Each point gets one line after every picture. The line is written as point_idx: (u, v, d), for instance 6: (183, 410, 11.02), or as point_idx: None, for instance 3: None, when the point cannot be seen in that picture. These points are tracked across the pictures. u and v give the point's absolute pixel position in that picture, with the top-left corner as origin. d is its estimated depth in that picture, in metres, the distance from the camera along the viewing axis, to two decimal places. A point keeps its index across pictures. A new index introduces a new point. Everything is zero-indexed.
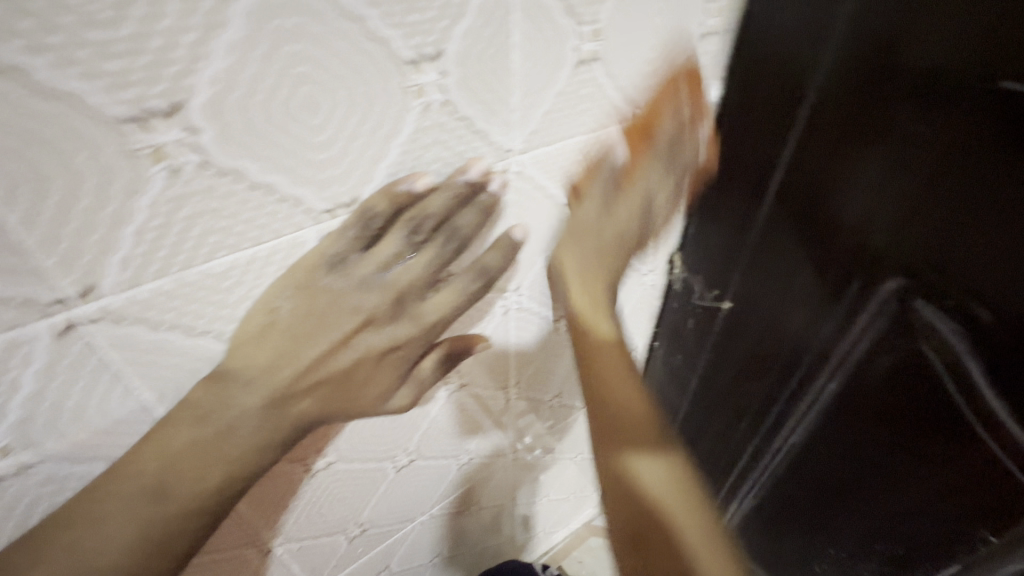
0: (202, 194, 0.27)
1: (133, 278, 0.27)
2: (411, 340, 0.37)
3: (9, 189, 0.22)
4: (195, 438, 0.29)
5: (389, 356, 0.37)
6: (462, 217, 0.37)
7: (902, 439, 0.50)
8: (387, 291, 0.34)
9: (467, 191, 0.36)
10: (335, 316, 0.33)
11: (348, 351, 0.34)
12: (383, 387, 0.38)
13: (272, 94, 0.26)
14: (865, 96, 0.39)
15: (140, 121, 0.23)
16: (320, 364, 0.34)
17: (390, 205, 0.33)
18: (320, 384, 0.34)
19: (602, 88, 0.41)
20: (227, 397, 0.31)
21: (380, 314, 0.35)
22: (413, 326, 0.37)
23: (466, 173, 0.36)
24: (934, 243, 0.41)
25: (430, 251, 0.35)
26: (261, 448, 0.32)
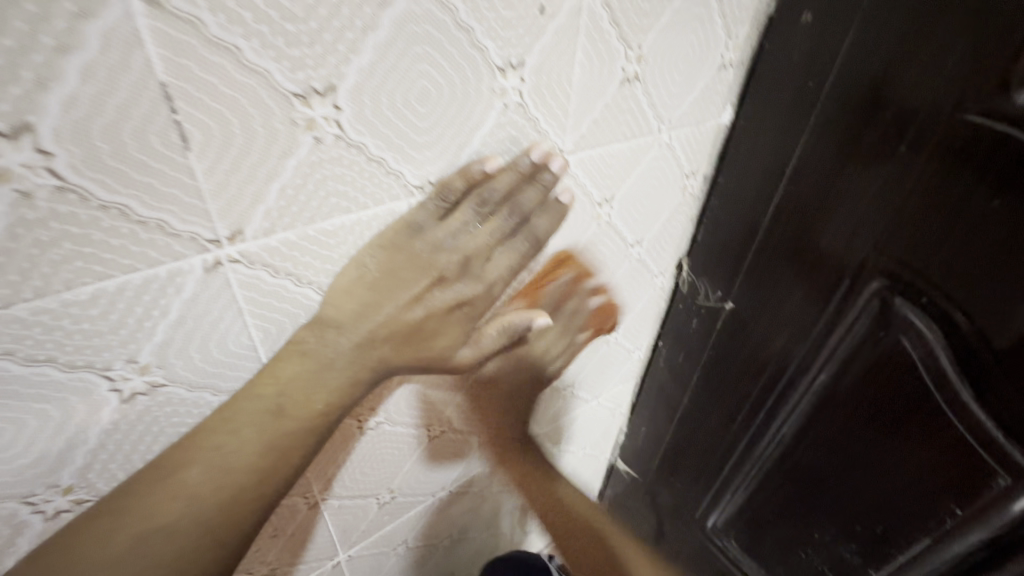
0: (331, 163, 0.33)
1: (269, 227, 0.32)
2: (476, 298, 0.44)
3: (206, 141, 0.27)
4: (299, 370, 0.36)
5: (454, 313, 0.44)
6: (525, 196, 0.42)
7: (882, 425, 0.57)
8: (454, 254, 0.41)
9: (529, 172, 0.42)
10: (416, 275, 0.40)
11: (419, 307, 0.41)
12: (449, 343, 0.45)
13: (397, 85, 0.32)
14: (858, 121, 0.47)
15: (304, 97, 0.29)
16: (401, 314, 0.41)
17: (464, 184, 0.39)
18: (398, 333, 0.41)
19: (640, 104, 0.49)
20: (329, 338, 0.38)
21: (448, 274, 0.41)
22: (476, 285, 0.44)
23: (528, 155, 0.41)
24: (911, 250, 0.47)
25: (495, 222, 0.41)
26: (352, 382, 0.39)
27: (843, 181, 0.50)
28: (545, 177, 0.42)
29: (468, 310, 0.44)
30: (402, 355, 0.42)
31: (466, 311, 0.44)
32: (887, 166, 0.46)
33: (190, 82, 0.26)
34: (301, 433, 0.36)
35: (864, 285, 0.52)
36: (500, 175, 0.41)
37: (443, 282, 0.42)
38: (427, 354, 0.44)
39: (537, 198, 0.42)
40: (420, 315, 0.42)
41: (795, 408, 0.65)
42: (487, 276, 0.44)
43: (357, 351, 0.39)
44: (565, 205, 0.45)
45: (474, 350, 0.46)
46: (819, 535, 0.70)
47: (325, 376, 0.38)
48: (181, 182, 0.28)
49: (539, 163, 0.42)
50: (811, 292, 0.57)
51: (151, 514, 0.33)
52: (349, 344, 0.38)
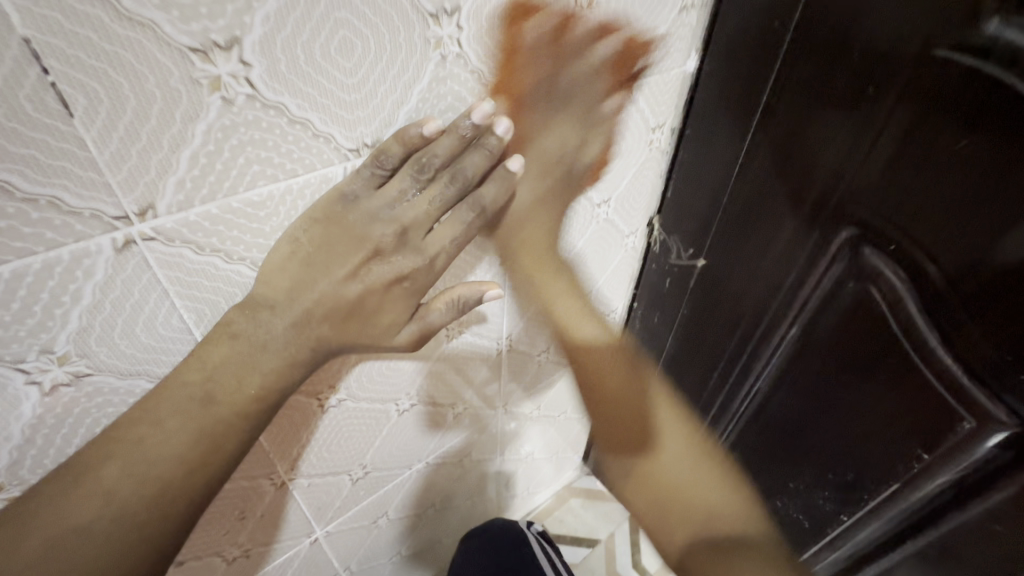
0: (248, 126, 0.30)
1: (185, 201, 0.30)
2: (417, 272, 0.38)
3: (92, 106, 0.25)
4: (230, 354, 0.33)
5: (395, 288, 0.38)
6: (468, 160, 0.37)
7: (853, 375, 0.57)
8: (390, 225, 0.36)
9: (473, 134, 0.37)
10: (350, 243, 0.35)
11: (355, 283, 0.36)
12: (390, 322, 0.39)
13: (314, 36, 0.29)
14: (827, 61, 0.44)
15: (203, 52, 0.26)
16: (334, 291, 0.35)
17: (402, 150, 0.35)
18: (337, 312, 0.36)
19: (595, 51, 0.46)
20: (259, 321, 0.34)
21: (385, 247, 0.36)
22: (416, 257, 0.38)
23: (470, 117, 0.36)
24: (880, 197, 0.46)
25: (437, 188, 0.37)
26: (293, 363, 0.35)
27: (811, 127, 0.48)
28: (489, 140, 0.38)
29: (409, 285, 0.38)
30: (343, 335, 0.37)
31: (404, 285, 0.38)
32: (855, 110, 0.44)
33: (60, 36, 0.23)
34: (232, 427, 0.33)
35: (834, 235, 0.51)
36: (439, 139, 0.36)
37: (377, 255, 0.36)
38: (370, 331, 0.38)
39: (483, 162, 0.38)
40: (357, 291, 0.36)
41: (769, 363, 0.65)
42: (430, 249, 0.38)
43: (291, 332, 0.34)
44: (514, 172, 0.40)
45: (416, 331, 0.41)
46: (794, 484, 0.71)
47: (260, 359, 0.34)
48: (70, 153, 0.25)
49: (482, 125, 0.37)
50: (783, 247, 0.56)
51: (57, 521, 0.29)
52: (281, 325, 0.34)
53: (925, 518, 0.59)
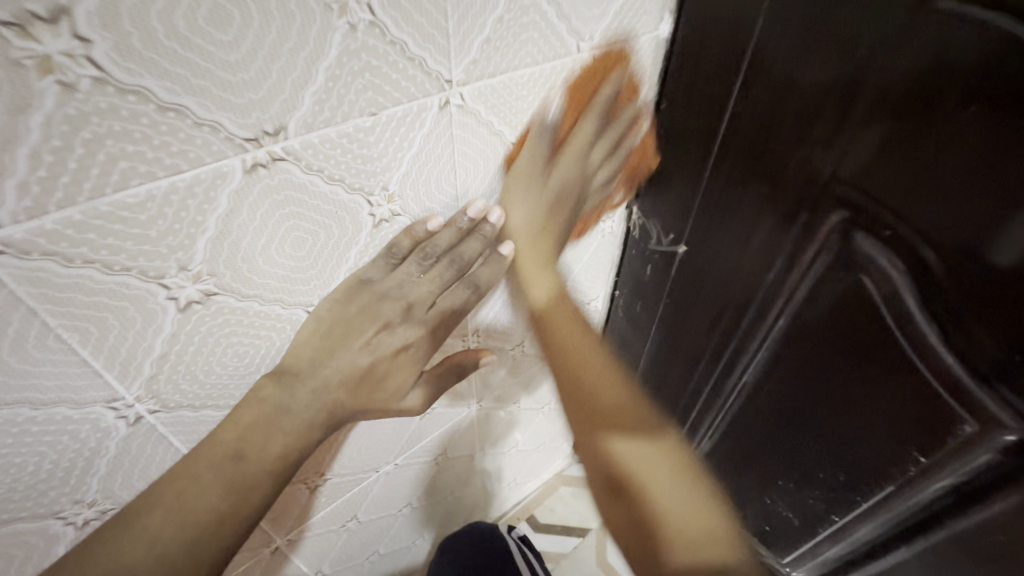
0: (104, 117, 0.25)
1: (35, 208, 0.25)
2: (420, 341, 0.45)
3: None
4: (258, 416, 0.39)
5: (402, 355, 0.45)
6: (465, 247, 0.45)
7: (844, 371, 0.52)
8: (398, 302, 0.43)
9: (470, 226, 0.45)
10: (359, 317, 0.42)
11: (366, 353, 0.43)
12: (399, 390, 0.46)
13: (172, 3, 0.24)
14: (812, 20, 0.38)
15: (19, 27, 0.21)
16: (351, 359, 0.42)
17: (410, 241, 0.43)
18: (349, 379, 0.42)
19: (546, 16, 0.40)
20: (287, 388, 0.40)
21: (392, 320, 0.43)
22: (419, 328, 0.45)
23: (467, 212, 0.45)
24: (872, 176, 0.40)
25: (437, 272, 0.44)
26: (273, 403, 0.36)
27: (796, 97, 0.42)
28: (485, 228, 0.46)
29: (413, 352, 0.45)
30: (354, 401, 0.43)
31: (408, 354, 0.45)
32: (845, 76, 0.38)
33: None
34: (263, 479, 0.38)
35: (823, 219, 0.46)
36: (441, 233, 0.44)
37: (387, 329, 0.43)
38: (382, 397, 0.45)
39: (478, 247, 0.45)
40: (370, 357, 0.43)
41: (756, 355, 0.61)
42: (429, 322, 0.45)
43: (311, 398, 0.41)
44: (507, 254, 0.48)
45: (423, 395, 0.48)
46: (784, 481, 0.67)
47: (292, 415, 0.40)
48: None
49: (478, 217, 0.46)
50: (768, 233, 0.51)
51: None
52: (308, 389, 0.41)
53: (925, 522, 0.55)
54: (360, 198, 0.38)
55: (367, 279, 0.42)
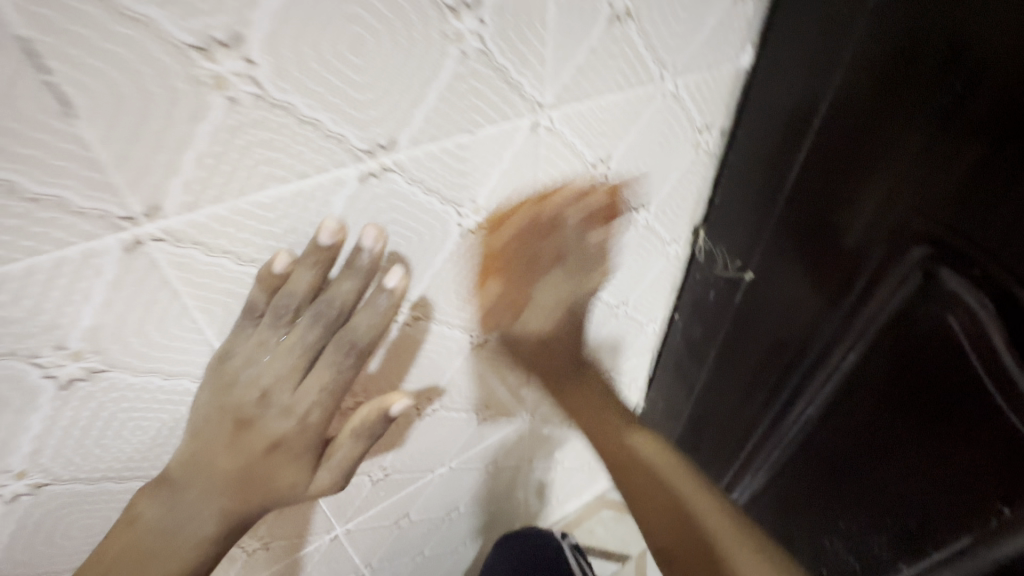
0: (255, 127, 0.29)
1: (192, 202, 0.29)
2: (288, 436, 0.39)
3: (93, 106, 0.24)
4: (131, 541, 0.35)
5: (274, 449, 0.38)
6: (338, 287, 0.36)
7: (922, 412, 0.50)
8: (252, 386, 0.37)
9: (328, 255, 0.35)
10: (218, 415, 0.37)
11: (228, 452, 0.37)
12: (294, 480, 0.40)
13: (321, 34, 0.28)
14: (898, 53, 0.39)
15: (205, 50, 0.25)
16: (212, 459, 0.37)
17: (265, 291, 0.35)
18: (229, 480, 0.37)
19: (636, 47, 0.42)
20: (167, 499, 0.37)
21: (249, 410, 0.37)
22: (288, 419, 0.38)
23: (319, 241, 0.34)
24: (958, 209, 0.40)
25: (304, 328, 0.37)
26: (172, 534, 0.36)
27: (881, 130, 0.42)
28: (360, 259, 0.36)
29: (287, 445, 0.39)
30: (245, 504, 0.38)
31: (288, 450, 0.39)
32: (936, 113, 0.38)
33: (55, 35, 0.22)
34: None
35: (904, 253, 0.45)
36: (295, 273, 0.35)
37: (246, 425, 0.38)
38: (277, 491, 0.39)
39: (354, 287, 0.36)
40: (241, 459, 0.38)
41: (821, 391, 0.59)
42: (297, 405, 0.38)
43: (195, 505, 0.37)
44: (393, 287, 0.38)
45: (332, 474, 0.41)
46: (846, 525, 0.64)
47: (182, 534, 0.36)
48: (74, 155, 0.25)
49: (335, 243, 0.35)
50: (845, 266, 0.50)
51: None
52: (195, 495, 0.37)
53: None
54: (451, 208, 0.41)
55: (227, 353, 0.37)
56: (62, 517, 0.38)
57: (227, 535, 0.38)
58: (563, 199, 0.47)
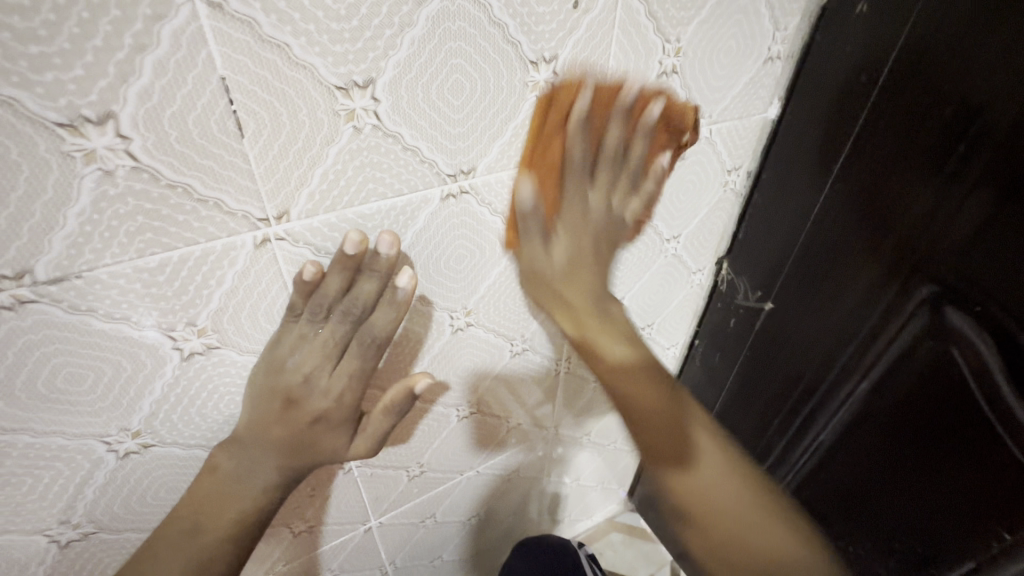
0: (370, 151, 0.35)
1: (312, 210, 0.35)
2: (330, 411, 0.43)
3: (258, 130, 0.31)
4: (210, 488, 0.41)
5: (318, 423, 0.43)
6: (361, 288, 0.39)
7: (927, 440, 0.54)
8: (295, 374, 0.41)
9: (353, 262, 0.37)
10: (266, 398, 0.41)
11: (280, 424, 0.42)
12: (335, 445, 0.45)
13: (430, 80, 0.34)
14: (913, 117, 0.45)
15: (345, 90, 0.32)
16: (267, 427, 0.41)
17: (299, 294, 0.38)
18: (285, 444, 0.42)
19: (678, 97, 0.49)
20: (236, 454, 0.42)
21: (294, 394, 0.41)
22: (326, 397, 0.42)
23: (343, 250, 0.36)
24: (965, 254, 0.45)
25: (333, 327, 0.40)
26: (244, 480, 0.42)
27: (896, 181, 0.48)
28: (377, 262, 0.38)
29: (330, 417, 0.43)
30: (298, 461, 0.43)
31: (328, 423, 0.43)
32: (946, 168, 0.44)
33: (245, 75, 0.29)
34: (218, 553, 0.40)
35: (914, 291, 0.50)
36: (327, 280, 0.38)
37: (294, 402, 0.41)
38: (322, 453, 0.44)
39: (375, 288, 0.39)
40: (290, 430, 0.42)
41: (835, 417, 0.63)
42: (332, 390, 0.42)
43: (258, 460, 0.42)
44: (407, 289, 0.40)
45: (368, 440, 0.46)
46: (854, 549, 0.67)
47: (250, 483, 0.42)
48: (237, 166, 0.31)
49: (357, 253, 0.37)
50: (861, 300, 0.55)
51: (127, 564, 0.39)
52: (258, 453, 0.42)
53: None
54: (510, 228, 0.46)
55: (275, 342, 0.40)
56: (157, 479, 0.43)
57: (289, 485, 0.44)
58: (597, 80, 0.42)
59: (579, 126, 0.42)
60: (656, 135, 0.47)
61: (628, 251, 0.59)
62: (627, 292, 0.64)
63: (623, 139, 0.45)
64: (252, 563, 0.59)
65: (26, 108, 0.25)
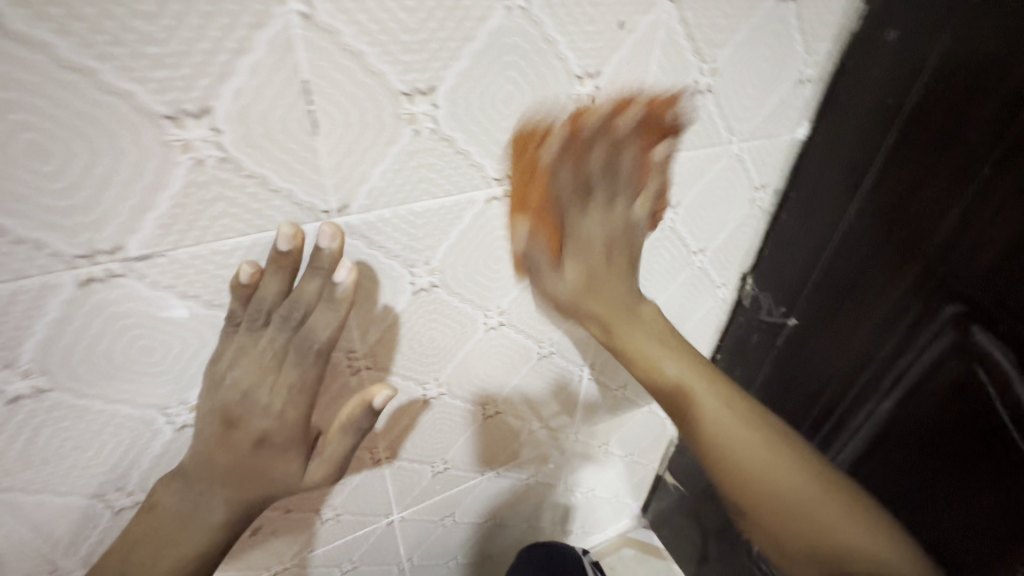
0: (426, 153, 0.38)
1: (370, 205, 0.38)
2: (275, 431, 0.42)
3: (331, 129, 0.34)
4: (147, 528, 0.41)
5: (262, 445, 0.42)
6: (302, 288, 0.38)
7: (950, 459, 0.54)
8: (234, 389, 0.40)
9: (288, 262, 0.36)
10: (207, 416, 0.40)
11: (222, 450, 0.41)
12: (286, 472, 0.43)
13: (485, 90, 0.37)
14: (940, 139, 0.47)
15: (409, 96, 0.35)
16: (211, 456, 0.41)
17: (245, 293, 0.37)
18: (233, 473, 0.41)
19: (711, 115, 0.51)
20: (183, 488, 0.41)
21: (232, 411, 0.40)
22: (268, 417, 0.41)
23: (276, 247, 0.35)
24: (989, 273, 0.46)
25: (272, 333, 0.39)
26: (186, 518, 0.41)
27: (921, 201, 0.49)
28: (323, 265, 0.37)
29: (276, 439, 0.42)
30: (248, 494, 0.42)
31: (275, 444, 0.42)
32: (971, 189, 0.45)
33: (325, 79, 0.32)
34: None
35: (938, 309, 0.51)
36: (263, 281, 0.36)
37: (234, 423, 0.41)
38: (275, 480, 0.43)
39: (316, 287, 0.38)
40: (232, 456, 0.41)
41: (857, 434, 0.63)
42: (272, 407, 0.41)
43: (201, 495, 0.41)
44: (342, 283, 0.38)
45: (322, 465, 0.44)
46: None
47: (191, 521, 0.41)
48: (309, 161, 0.34)
49: (288, 249, 0.35)
50: (886, 316, 0.56)
51: None
52: (198, 487, 0.41)
53: None
54: None
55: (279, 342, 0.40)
56: None
57: (243, 517, 0.43)
58: (557, 129, 0.42)
59: (551, 160, 0.43)
60: (645, 131, 0.47)
61: (654, 262, 0.61)
62: (653, 302, 0.66)
63: (615, 161, 0.47)
64: (279, 548, 0.61)
65: (138, 100, 0.28)
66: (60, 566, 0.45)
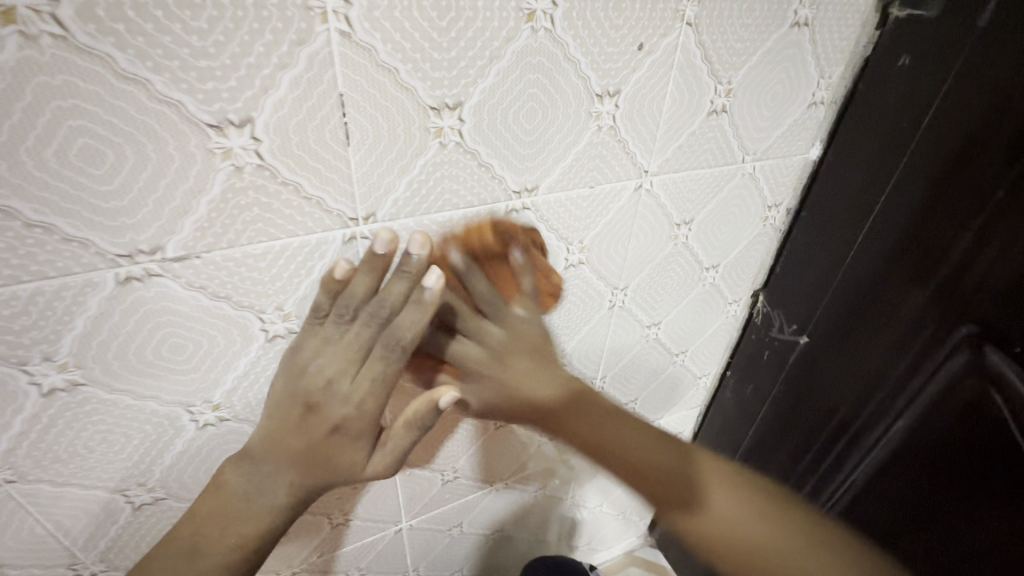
0: (450, 165, 0.40)
1: (395, 213, 0.40)
2: (347, 421, 0.40)
3: (362, 140, 0.35)
4: (210, 508, 0.40)
5: (333, 436, 0.40)
6: (390, 288, 0.37)
7: (964, 481, 0.54)
8: (318, 375, 0.39)
9: (381, 261, 0.37)
10: (288, 401, 0.40)
11: (297, 436, 0.40)
12: (351, 466, 0.41)
13: (508, 106, 0.39)
14: (953, 163, 0.48)
15: (437, 110, 0.37)
16: (285, 442, 0.40)
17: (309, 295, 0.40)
18: (298, 458, 0.40)
19: (725, 134, 0.52)
20: (249, 470, 0.41)
21: (313, 398, 0.40)
22: (347, 406, 0.40)
23: (375, 248, 0.36)
24: (1003, 295, 0.46)
25: (357, 327, 0.39)
26: (247, 502, 0.40)
27: (934, 223, 0.50)
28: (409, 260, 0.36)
29: (348, 432, 0.40)
30: (308, 485, 0.41)
31: (348, 434, 0.40)
32: (984, 212, 0.46)
33: (359, 93, 0.33)
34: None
35: (952, 330, 0.51)
36: (353, 279, 0.38)
37: (314, 408, 0.40)
38: (338, 473, 0.41)
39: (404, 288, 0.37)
40: (304, 442, 0.40)
41: (870, 454, 0.63)
42: (351, 395, 0.40)
43: (267, 479, 0.41)
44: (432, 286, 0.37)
45: (386, 463, 0.42)
46: None
47: (252, 507, 0.40)
48: (340, 171, 0.36)
49: (387, 250, 0.37)
50: (899, 336, 0.56)
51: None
52: (266, 470, 0.41)
53: None
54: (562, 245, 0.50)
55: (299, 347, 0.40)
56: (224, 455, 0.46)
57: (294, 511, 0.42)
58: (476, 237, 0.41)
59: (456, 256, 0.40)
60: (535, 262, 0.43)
61: (667, 276, 0.62)
62: (665, 317, 0.67)
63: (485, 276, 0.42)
64: (290, 553, 0.61)
65: (186, 110, 0.30)
66: (79, 561, 0.46)
